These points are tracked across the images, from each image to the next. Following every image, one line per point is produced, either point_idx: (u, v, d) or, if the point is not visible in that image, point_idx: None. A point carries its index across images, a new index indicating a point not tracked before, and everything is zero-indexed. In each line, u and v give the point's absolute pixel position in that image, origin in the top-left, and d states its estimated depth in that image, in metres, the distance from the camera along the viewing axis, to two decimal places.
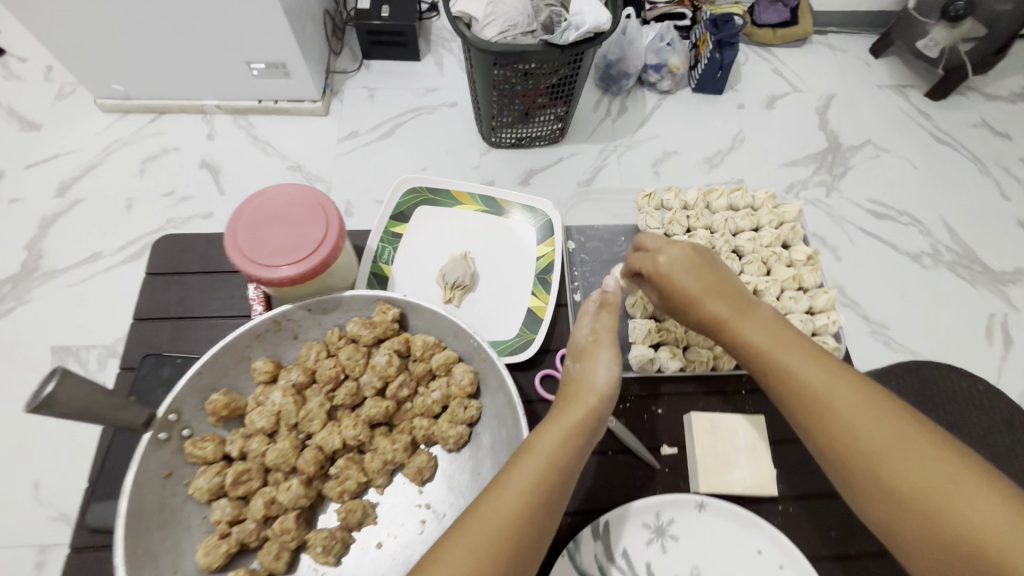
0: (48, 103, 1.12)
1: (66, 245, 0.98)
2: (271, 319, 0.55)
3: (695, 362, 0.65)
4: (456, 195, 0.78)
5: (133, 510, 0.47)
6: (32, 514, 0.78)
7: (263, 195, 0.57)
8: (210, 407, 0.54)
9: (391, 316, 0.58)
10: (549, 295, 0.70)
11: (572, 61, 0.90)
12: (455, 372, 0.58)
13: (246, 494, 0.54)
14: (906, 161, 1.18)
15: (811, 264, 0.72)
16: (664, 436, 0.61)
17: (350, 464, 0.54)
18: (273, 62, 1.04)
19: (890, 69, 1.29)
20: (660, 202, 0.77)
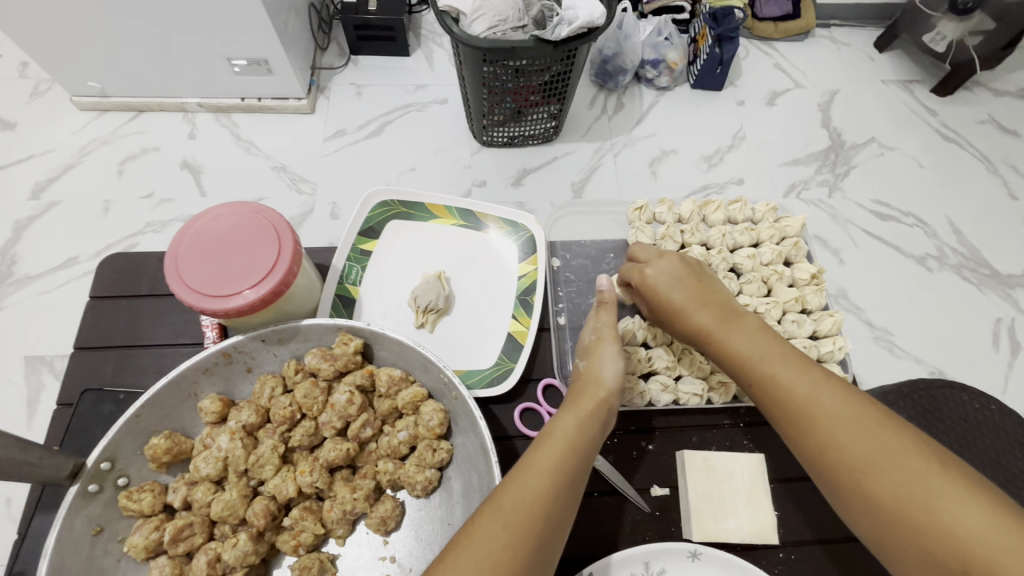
0: (23, 101, 1.09)
1: (41, 250, 0.95)
2: (220, 353, 0.52)
3: (688, 395, 0.62)
4: (431, 208, 0.74)
5: (54, 573, 0.44)
6: (3, 533, 0.75)
7: (201, 222, 0.53)
8: (148, 452, 0.50)
9: (352, 348, 0.55)
10: (530, 319, 0.67)
11: (564, 58, 0.86)
12: (423, 412, 0.55)
13: (189, 550, 0.50)
14: (911, 160, 1.14)
15: (815, 284, 0.69)
16: (653, 475, 0.59)
17: (306, 515, 0.51)
18: (255, 58, 1.00)
19: (895, 63, 1.25)
20: (651, 216, 0.74)
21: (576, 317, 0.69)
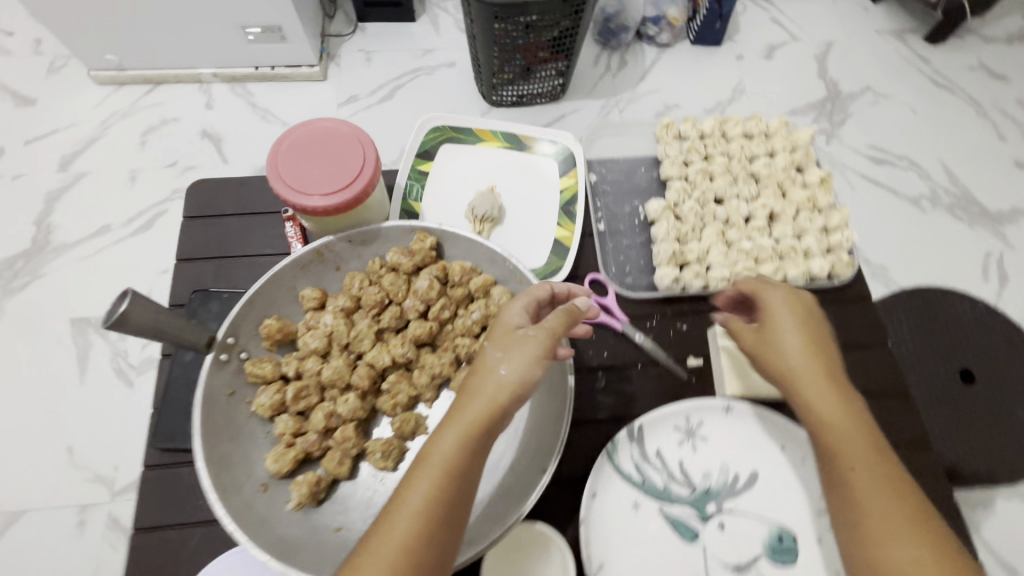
0: (41, 77, 1.11)
1: (75, 219, 0.98)
2: (315, 250, 0.61)
3: (717, 279, 0.69)
4: (479, 133, 0.81)
5: (204, 421, 0.53)
6: (69, 476, 0.81)
7: (304, 128, 0.59)
8: (264, 330, 0.59)
9: (429, 244, 0.62)
10: (574, 225, 0.75)
11: (573, 12, 0.89)
12: (493, 293, 0.61)
13: (305, 410, 0.59)
14: (905, 107, 1.19)
15: (824, 186, 0.76)
16: (690, 348, 0.68)
17: (401, 380, 0.59)
18: (269, 26, 1.02)
19: (889, 14, 1.28)
20: (677, 132, 0.79)
21: (614, 224, 0.76)
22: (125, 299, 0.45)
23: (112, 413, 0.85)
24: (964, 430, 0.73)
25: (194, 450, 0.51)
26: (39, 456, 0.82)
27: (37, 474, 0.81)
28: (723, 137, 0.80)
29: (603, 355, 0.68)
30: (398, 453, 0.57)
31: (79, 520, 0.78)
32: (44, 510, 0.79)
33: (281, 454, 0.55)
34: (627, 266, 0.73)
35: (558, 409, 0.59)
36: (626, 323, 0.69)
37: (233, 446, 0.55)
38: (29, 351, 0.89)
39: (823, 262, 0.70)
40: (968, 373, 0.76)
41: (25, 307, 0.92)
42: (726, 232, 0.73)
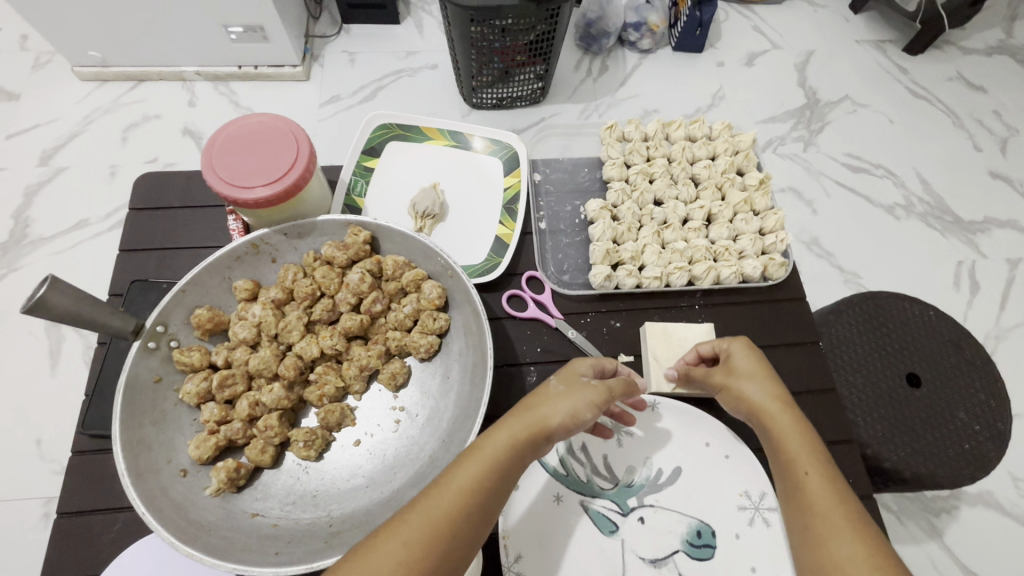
0: (25, 72, 1.12)
1: (53, 213, 0.99)
2: (249, 242, 0.55)
3: (651, 279, 0.65)
4: (424, 130, 0.77)
5: (126, 411, 0.47)
6: (36, 468, 0.81)
7: (236, 122, 0.56)
8: (195, 320, 0.53)
9: (362, 238, 0.57)
10: (515, 223, 0.70)
11: (549, 16, 0.91)
12: (424, 287, 0.58)
13: (231, 398, 0.54)
14: (882, 116, 1.20)
15: (763, 188, 0.72)
16: (620, 346, 0.62)
17: (329, 370, 0.55)
18: (251, 26, 1.03)
19: (869, 24, 1.30)
20: (620, 134, 0.78)
21: (555, 223, 0.72)
22: (44, 285, 0.43)
23: (82, 406, 0.85)
24: (908, 433, 0.70)
25: (114, 444, 0.45)
26: (7, 448, 0.82)
27: (4, 465, 0.81)
28: (666, 140, 0.79)
29: (535, 349, 0.61)
30: (323, 443, 0.53)
31: (44, 513, 0.79)
32: (9, 501, 0.79)
33: (203, 440, 0.50)
34: (565, 263, 0.69)
35: (478, 396, 0.51)
36: (560, 319, 0.63)
37: (156, 432, 0.49)
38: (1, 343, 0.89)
39: (754, 262, 0.66)
40: (913, 376, 0.74)
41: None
42: (662, 231, 0.70)
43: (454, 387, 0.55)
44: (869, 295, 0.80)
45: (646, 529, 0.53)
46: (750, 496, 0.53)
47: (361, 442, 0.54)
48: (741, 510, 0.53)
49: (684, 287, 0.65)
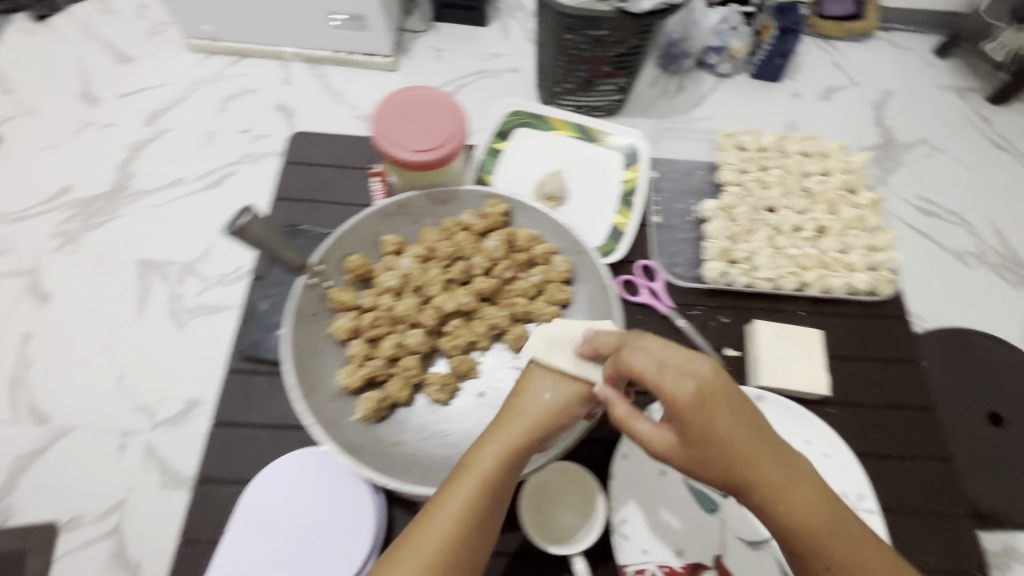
0: (141, 39, 1.20)
1: (154, 170, 1.06)
2: (400, 203, 0.68)
3: (759, 280, 0.70)
4: (551, 121, 0.83)
5: (297, 338, 0.61)
6: (116, 402, 0.87)
7: (414, 92, 0.64)
8: (349, 266, 0.65)
9: (501, 210, 0.69)
10: (631, 214, 0.76)
11: (641, 32, 0.93)
12: (554, 262, 0.68)
13: (376, 337, 0.64)
14: (959, 163, 1.18)
15: (874, 209, 0.75)
16: (728, 339, 0.68)
17: (462, 325, 0.65)
18: (354, 14, 1.09)
19: (953, 71, 1.29)
20: (738, 142, 0.80)
21: (670, 217, 0.77)
22: (245, 216, 0.52)
23: (164, 351, 0.91)
24: (979, 464, 0.78)
25: (285, 357, 0.58)
26: (93, 380, 0.88)
27: (89, 396, 0.87)
28: (781, 153, 0.80)
29: (645, 333, 0.68)
30: (452, 388, 0.63)
31: (119, 445, 0.84)
32: (89, 430, 0.85)
33: (354, 370, 0.61)
34: (678, 257, 0.74)
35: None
36: (669, 308, 0.70)
37: (316, 357, 0.62)
38: (96, 283, 0.96)
39: (865, 277, 0.70)
40: (996, 416, 0.81)
41: (98, 244, 0.99)
42: (775, 238, 0.73)
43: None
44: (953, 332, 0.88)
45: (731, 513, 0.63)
46: (844, 496, 0.58)
47: (485, 393, 0.64)
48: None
49: (792, 292, 0.71)
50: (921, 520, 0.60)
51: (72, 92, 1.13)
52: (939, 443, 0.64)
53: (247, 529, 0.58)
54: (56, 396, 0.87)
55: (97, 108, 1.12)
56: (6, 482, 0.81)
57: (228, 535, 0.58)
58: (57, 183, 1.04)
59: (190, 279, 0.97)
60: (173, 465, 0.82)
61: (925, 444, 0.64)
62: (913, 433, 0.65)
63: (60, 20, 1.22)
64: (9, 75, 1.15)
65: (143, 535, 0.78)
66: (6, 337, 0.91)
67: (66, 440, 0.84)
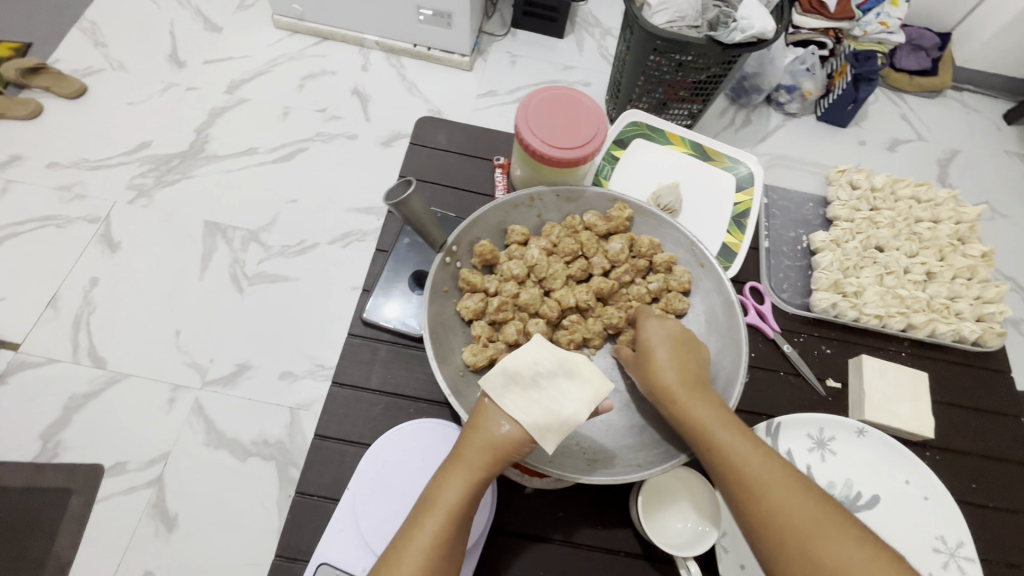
0: (230, 11, 1.24)
1: (230, 137, 1.09)
2: (529, 195, 0.63)
3: (870, 317, 0.69)
4: (669, 135, 0.81)
5: (430, 313, 0.56)
6: (171, 356, 0.88)
7: (570, 93, 0.64)
8: (478, 249, 0.62)
9: (626, 215, 0.64)
10: (745, 236, 0.74)
11: (726, 62, 0.92)
12: (675, 271, 0.64)
13: (499, 322, 0.61)
14: (1022, 230, 1.17)
15: (986, 262, 0.74)
16: (831, 371, 0.67)
17: (580, 322, 0.62)
18: (441, 11, 1.12)
19: (1021, 138, 1.29)
20: (850, 180, 0.80)
21: (778, 244, 0.76)
22: (409, 189, 0.51)
23: (221, 311, 0.92)
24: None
25: (425, 336, 0.53)
26: (152, 331, 0.90)
27: (146, 346, 0.89)
28: (892, 195, 0.80)
29: (751, 354, 0.67)
30: None
31: (170, 398, 0.85)
32: (144, 379, 0.86)
33: (481, 350, 0.58)
34: (785, 283, 0.73)
35: (730, 378, 0.56)
36: (777, 332, 0.69)
37: (444, 334, 0.58)
38: (164, 238, 0.98)
39: (974, 326, 0.69)
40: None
41: (170, 201, 1.02)
42: (884, 277, 0.72)
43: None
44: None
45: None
46: (945, 542, 0.57)
47: None
48: (936, 553, 0.56)
49: (897, 332, 0.69)
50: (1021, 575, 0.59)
51: (159, 53, 1.17)
52: None
53: (368, 486, 0.57)
54: (115, 342, 0.89)
55: (182, 72, 1.16)
56: (58, 419, 0.83)
57: (349, 492, 0.57)
58: (136, 138, 1.07)
59: (253, 246, 0.98)
60: (219, 423, 0.83)
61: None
62: (1016, 486, 0.63)
63: None
64: (103, 30, 1.19)
65: (183, 489, 0.79)
66: (74, 279, 0.94)
67: (120, 386, 0.86)
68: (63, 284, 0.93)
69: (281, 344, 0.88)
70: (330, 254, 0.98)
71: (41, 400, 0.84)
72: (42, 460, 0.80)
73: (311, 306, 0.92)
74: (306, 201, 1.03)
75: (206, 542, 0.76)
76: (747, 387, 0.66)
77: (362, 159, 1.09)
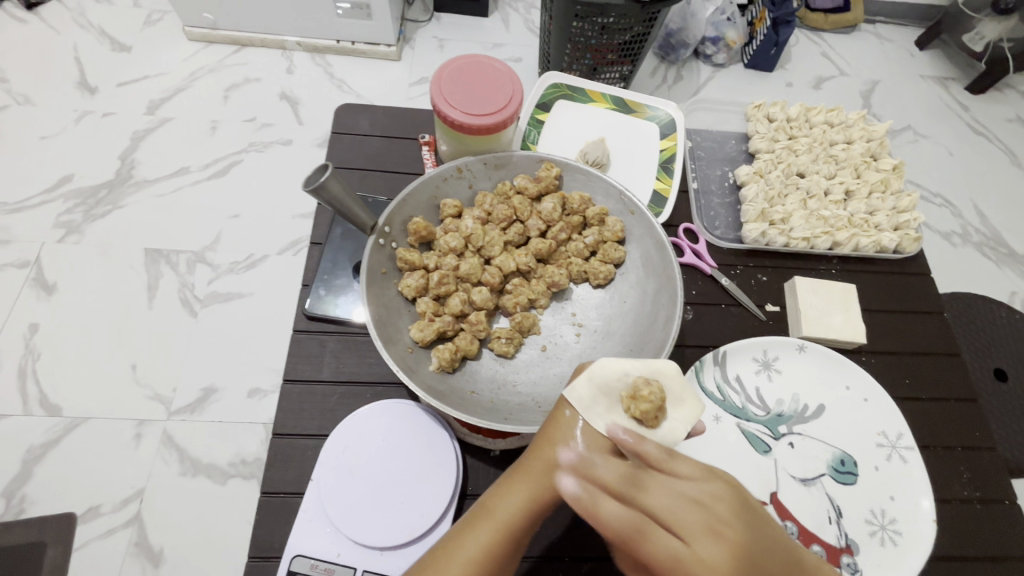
0: (137, 28, 1.18)
1: (157, 159, 1.05)
2: (455, 166, 0.63)
3: (798, 240, 0.72)
4: (590, 93, 0.81)
5: (369, 295, 0.55)
6: (130, 391, 0.85)
7: (481, 60, 0.64)
8: (412, 227, 0.61)
9: (554, 173, 0.65)
10: (673, 180, 0.76)
11: (647, 19, 0.92)
12: (608, 222, 0.65)
13: (442, 296, 0.61)
14: (943, 147, 1.24)
15: (897, 174, 0.78)
16: (769, 297, 0.70)
17: (523, 284, 0.63)
18: (359, 3, 1.08)
19: (934, 61, 1.35)
20: (767, 113, 0.82)
21: (707, 184, 0.78)
22: (326, 172, 0.50)
23: (175, 338, 0.89)
24: (998, 418, 0.74)
25: (365, 318, 0.53)
26: (105, 369, 0.87)
27: (102, 385, 0.86)
28: (807, 123, 0.83)
29: (692, 292, 0.70)
30: (518, 342, 0.61)
31: (135, 433, 0.83)
32: (105, 419, 0.83)
33: (427, 325, 0.58)
34: (717, 220, 0.75)
35: (668, 314, 0.57)
36: (714, 268, 0.71)
37: (388, 314, 0.58)
38: (103, 272, 0.94)
39: (893, 236, 0.73)
40: (1001, 371, 0.77)
41: (103, 233, 0.97)
42: (808, 201, 0.75)
43: (631, 309, 0.63)
44: (960, 296, 0.83)
45: (796, 452, 0.60)
46: (887, 436, 0.60)
47: (548, 348, 0.62)
48: (880, 447, 0.60)
49: (825, 251, 0.73)
50: (958, 455, 0.63)
51: (68, 81, 1.11)
52: (968, 386, 0.67)
53: (331, 475, 0.56)
54: (66, 387, 0.85)
55: (95, 97, 1.10)
56: (19, 474, 0.80)
57: (315, 481, 0.56)
58: (56, 173, 1.02)
59: (199, 267, 0.95)
60: (192, 451, 0.81)
61: (957, 385, 0.67)
62: (944, 376, 0.68)
63: (52, 9, 1.19)
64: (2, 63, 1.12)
65: (163, 523, 0.77)
66: (12, 327, 0.89)
67: (80, 430, 0.83)
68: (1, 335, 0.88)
69: (242, 362, 0.86)
70: (281, 264, 0.96)
71: None
72: (8, 518, 0.77)
73: (266, 319, 0.89)
74: (247, 214, 1.01)
75: (194, 570, 0.74)
76: (693, 325, 0.68)
77: (299, 164, 1.06)
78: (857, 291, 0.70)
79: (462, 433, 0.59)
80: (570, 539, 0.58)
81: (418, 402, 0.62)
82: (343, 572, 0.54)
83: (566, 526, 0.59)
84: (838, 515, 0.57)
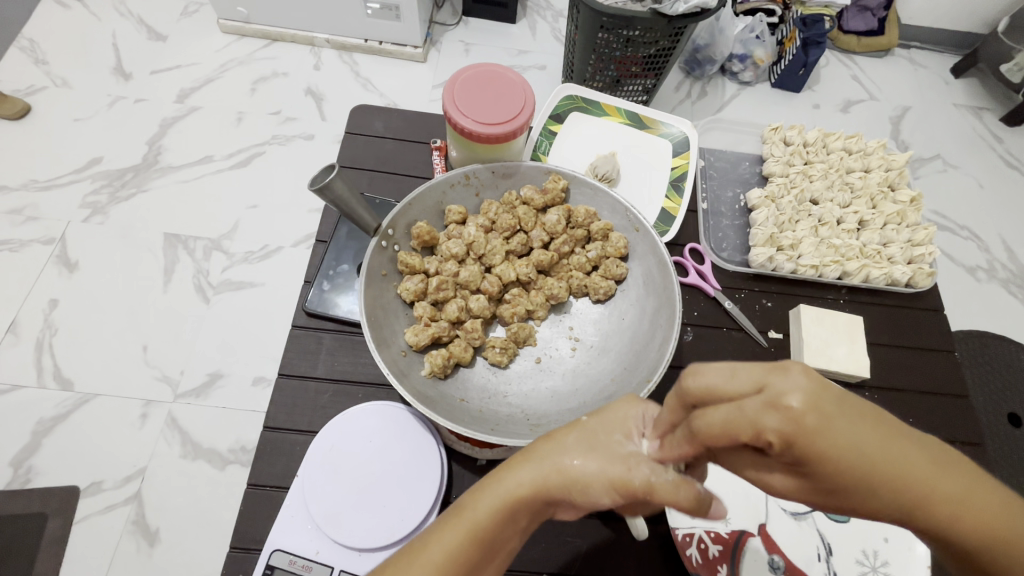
0: (174, 18, 1.22)
1: (182, 147, 1.07)
2: (463, 173, 0.64)
3: (805, 267, 0.71)
4: (604, 107, 0.81)
5: (367, 296, 0.56)
6: (140, 372, 0.87)
7: (496, 70, 0.64)
8: (416, 231, 0.61)
9: (561, 186, 0.65)
10: (682, 199, 0.75)
11: (673, 34, 0.91)
12: (612, 237, 0.64)
13: (440, 301, 0.62)
14: (972, 180, 1.21)
15: (915, 206, 0.76)
16: (771, 323, 0.69)
17: (521, 295, 0.63)
18: (388, 4, 1.10)
19: (969, 90, 1.31)
20: (783, 137, 0.81)
21: (716, 205, 0.78)
22: (331, 173, 0.51)
23: (186, 323, 0.91)
24: (1008, 464, 0.72)
25: (361, 318, 0.53)
26: (118, 348, 0.89)
27: (112, 363, 0.88)
28: (824, 149, 0.82)
29: (693, 313, 0.69)
30: (513, 353, 0.61)
31: (142, 413, 0.84)
32: (114, 397, 0.85)
33: (422, 329, 0.58)
34: (724, 242, 0.75)
35: (665, 334, 0.57)
36: (718, 290, 0.70)
37: (384, 317, 0.58)
38: (123, 254, 0.97)
39: (905, 269, 0.71)
40: (1015, 417, 0.75)
41: (125, 215, 1.00)
42: (818, 228, 0.74)
43: (628, 327, 0.62)
44: (978, 336, 0.80)
45: None
46: None
47: (542, 360, 0.62)
48: None
49: (833, 280, 0.71)
50: None
51: (104, 66, 1.15)
52: (975, 429, 0.65)
53: (317, 473, 0.56)
54: (80, 363, 0.87)
55: (128, 83, 1.13)
56: (28, 445, 0.82)
57: (300, 478, 0.57)
58: (86, 154, 1.05)
59: (216, 254, 0.98)
60: (194, 435, 0.83)
61: (965, 426, 0.65)
62: (950, 416, 0.66)
63: None
64: (43, 46, 1.16)
65: (162, 504, 0.78)
66: (32, 302, 0.92)
67: (89, 406, 0.85)
68: (23, 309, 0.91)
69: (246, 350, 0.87)
70: (294, 257, 0.97)
71: (11, 425, 0.83)
72: (15, 487, 0.79)
73: (275, 310, 0.91)
74: (266, 205, 1.02)
75: (187, 552, 0.75)
76: (693, 347, 0.67)
77: (319, 160, 1.08)
78: (864, 323, 0.69)
79: (450, 439, 0.59)
80: (552, 556, 0.57)
81: (407, 404, 0.62)
82: (320, 570, 0.54)
83: (545, 541, 0.57)
84: (827, 552, 0.56)
